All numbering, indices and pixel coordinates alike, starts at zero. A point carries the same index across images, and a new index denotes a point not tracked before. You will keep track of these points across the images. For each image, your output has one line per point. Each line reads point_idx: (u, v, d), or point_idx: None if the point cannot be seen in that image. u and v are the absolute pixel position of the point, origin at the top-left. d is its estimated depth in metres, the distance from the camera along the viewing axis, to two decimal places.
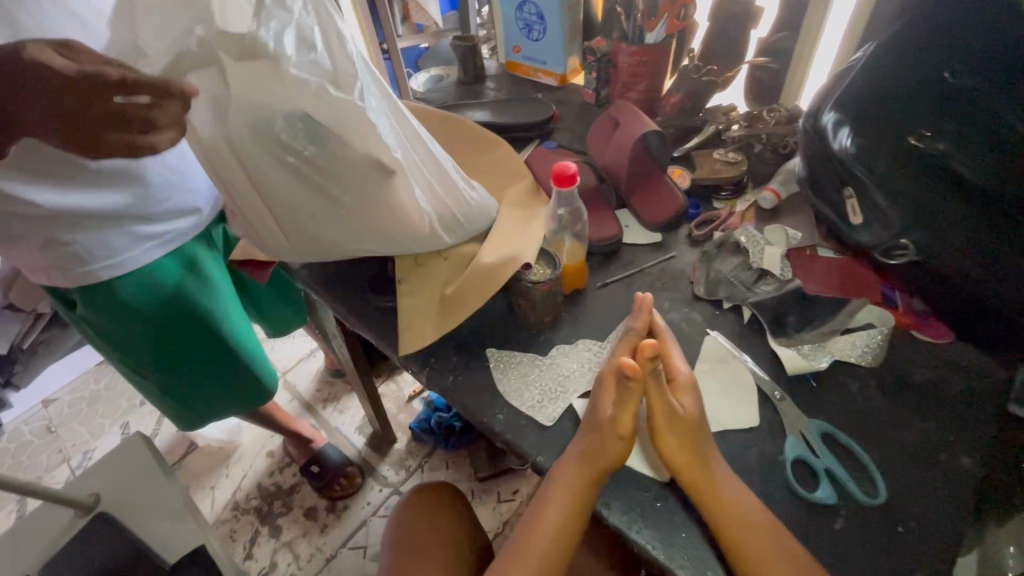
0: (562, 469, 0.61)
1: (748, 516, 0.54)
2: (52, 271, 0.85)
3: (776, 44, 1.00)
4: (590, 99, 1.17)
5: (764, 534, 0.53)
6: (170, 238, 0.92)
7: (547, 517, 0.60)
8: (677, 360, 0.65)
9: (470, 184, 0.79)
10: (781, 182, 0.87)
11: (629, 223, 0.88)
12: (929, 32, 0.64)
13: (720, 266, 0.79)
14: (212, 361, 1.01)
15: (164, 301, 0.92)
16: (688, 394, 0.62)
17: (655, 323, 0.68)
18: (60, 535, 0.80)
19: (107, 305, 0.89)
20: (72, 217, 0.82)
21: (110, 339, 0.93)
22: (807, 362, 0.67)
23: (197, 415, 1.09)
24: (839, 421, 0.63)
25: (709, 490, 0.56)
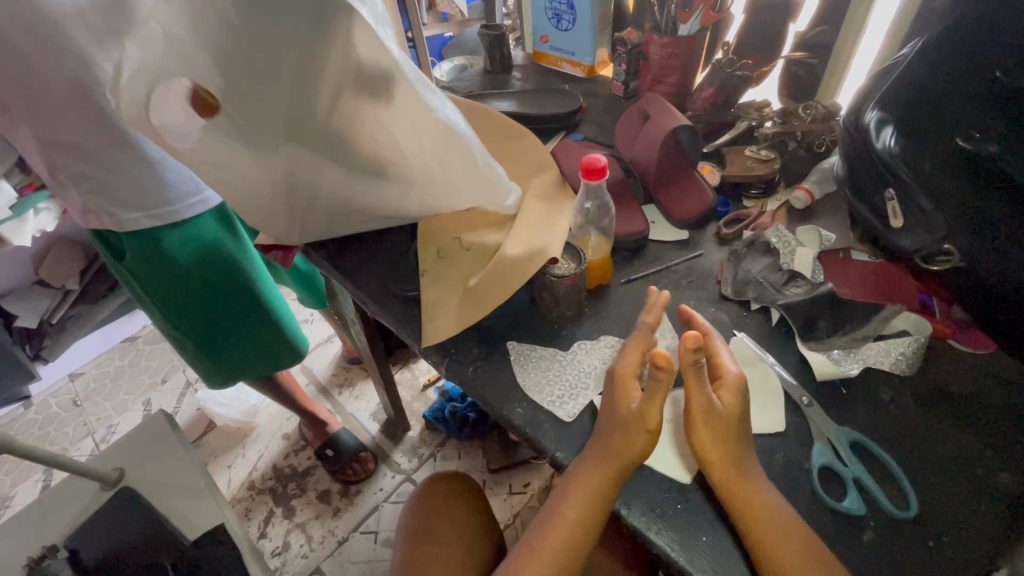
0: (582, 462, 0.60)
1: (774, 523, 0.52)
2: (98, 215, 0.88)
3: (814, 39, 0.96)
4: (619, 91, 1.15)
5: (789, 541, 0.51)
6: (209, 197, 0.95)
7: (565, 510, 0.60)
8: (725, 359, 0.63)
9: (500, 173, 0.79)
10: (815, 182, 0.85)
11: (655, 219, 0.87)
12: (988, 31, 0.60)
13: (749, 266, 0.77)
14: (244, 313, 1.05)
15: (204, 253, 0.96)
16: (730, 390, 0.60)
17: (694, 320, 0.67)
18: (87, 507, 0.81)
19: (153, 255, 0.93)
20: (108, 160, 0.85)
21: (149, 290, 0.96)
22: (837, 367, 0.65)
23: (226, 373, 1.14)
24: (869, 431, 0.61)
25: (733, 492, 0.55)
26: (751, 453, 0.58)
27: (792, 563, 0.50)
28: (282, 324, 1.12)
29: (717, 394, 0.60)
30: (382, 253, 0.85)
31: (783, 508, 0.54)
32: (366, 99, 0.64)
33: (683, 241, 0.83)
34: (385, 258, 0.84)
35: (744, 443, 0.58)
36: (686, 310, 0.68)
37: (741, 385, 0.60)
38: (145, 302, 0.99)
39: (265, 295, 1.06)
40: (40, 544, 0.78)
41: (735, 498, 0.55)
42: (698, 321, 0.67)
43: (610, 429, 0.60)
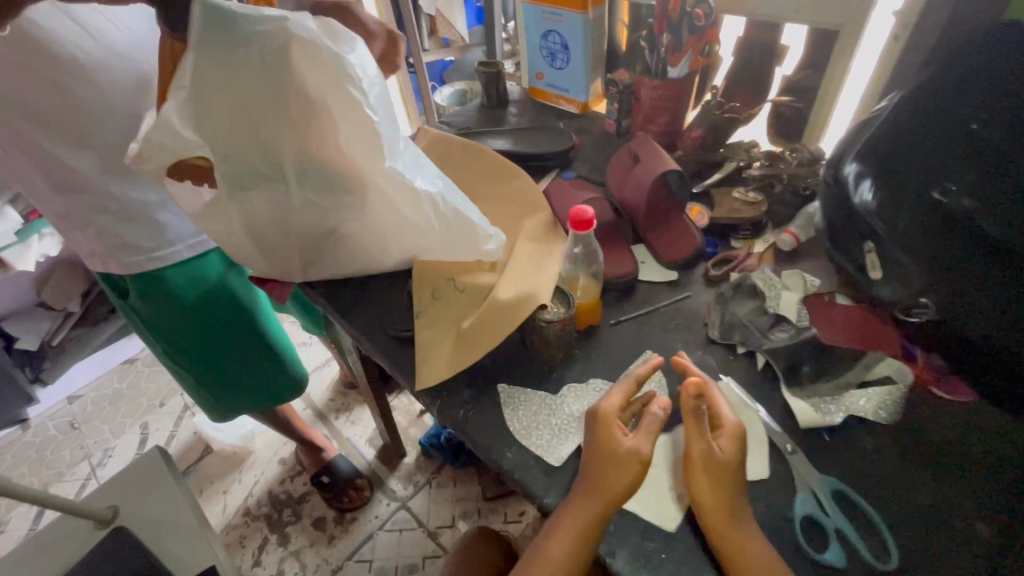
0: (567, 511, 0.59)
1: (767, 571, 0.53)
2: (106, 259, 0.91)
3: (800, 83, 0.99)
4: (612, 129, 1.18)
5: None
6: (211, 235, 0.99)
7: (550, 555, 0.58)
8: (723, 405, 0.63)
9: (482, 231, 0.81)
10: (800, 226, 0.87)
11: (645, 259, 0.89)
12: (952, 87, 0.63)
13: (735, 309, 0.78)
14: (247, 348, 1.07)
15: (207, 294, 0.98)
16: (728, 436, 0.60)
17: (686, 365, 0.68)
18: (81, 546, 0.82)
19: (157, 296, 0.95)
20: (116, 205, 0.89)
21: (154, 329, 0.98)
22: (822, 416, 0.66)
23: (225, 407, 1.15)
24: (852, 479, 0.62)
25: (727, 544, 0.55)
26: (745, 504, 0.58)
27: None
28: (282, 359, 1.13)
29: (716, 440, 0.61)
30: (377, 292, 0.87)
31: (768, 557, 0.55)
32: (324, 125, 0.69)
33: (671, 282, 0.84)
34: (380, 297, 0.86)
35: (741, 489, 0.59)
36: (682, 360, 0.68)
37: (740, 435, 0.60)
38: (149, 340, 1.01)
39: (266, 333, 1.08)
40: None
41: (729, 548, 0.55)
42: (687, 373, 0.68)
43: (595, 476, 0.60)
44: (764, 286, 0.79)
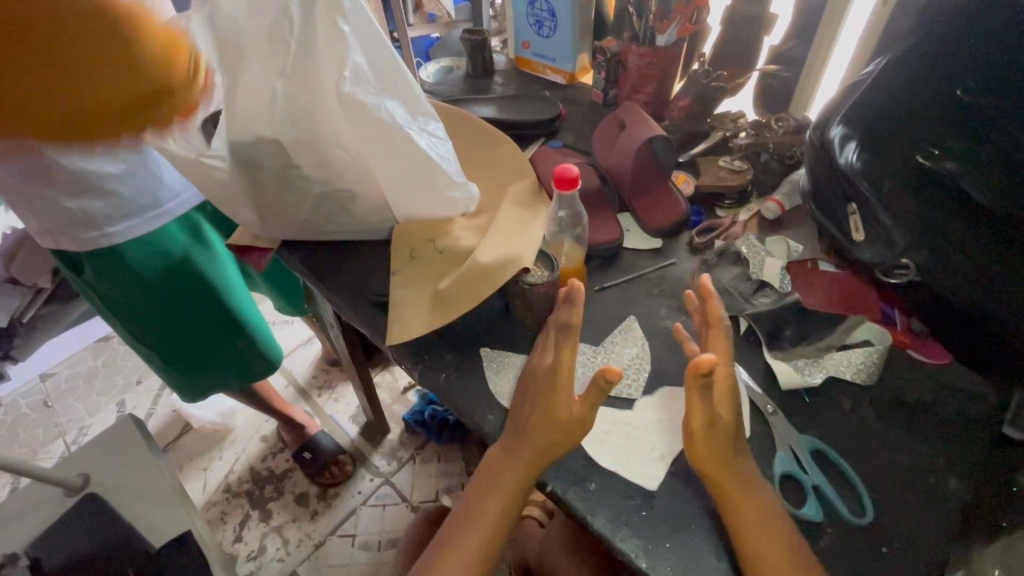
0: (499, 474, 0.61)
1: (763, 525, 0.54)
2: (60, 235, 0.88)
3: (788, 52, 0.98)
4: (598, 99, 1.16)
5: (759, 540, 0.53)
6: (173, 209, 0.95)
7: (483, 510, 0.61)
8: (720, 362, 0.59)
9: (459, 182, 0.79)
10: (785, 193, 0.87)
11: (630, 227, 0.88)
12: (934, 53, 0.63)
13: (719, 276, 0.78)
14: (216, 323, 1.05)
15: (169, 268, 0.96)
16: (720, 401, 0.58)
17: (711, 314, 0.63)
18: (49, 514, 0.77)
19: (116, 276, 0.93)
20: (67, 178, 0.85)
21: (114, 306, 0.96)
22: (802, 376, 0.66)
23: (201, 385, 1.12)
24: (831, 438, 0.63)
25: None
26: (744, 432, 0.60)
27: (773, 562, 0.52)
28: (253, 335, 1.11)
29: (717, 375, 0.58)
30: (357, 258, 0.85)
31: (742, 501, 0.55)
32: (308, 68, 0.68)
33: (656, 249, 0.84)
34: (360, 263, 0.84)
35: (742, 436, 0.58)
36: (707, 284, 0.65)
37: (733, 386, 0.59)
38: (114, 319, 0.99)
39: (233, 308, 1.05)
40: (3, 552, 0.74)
41: (730, 503, 0.55)
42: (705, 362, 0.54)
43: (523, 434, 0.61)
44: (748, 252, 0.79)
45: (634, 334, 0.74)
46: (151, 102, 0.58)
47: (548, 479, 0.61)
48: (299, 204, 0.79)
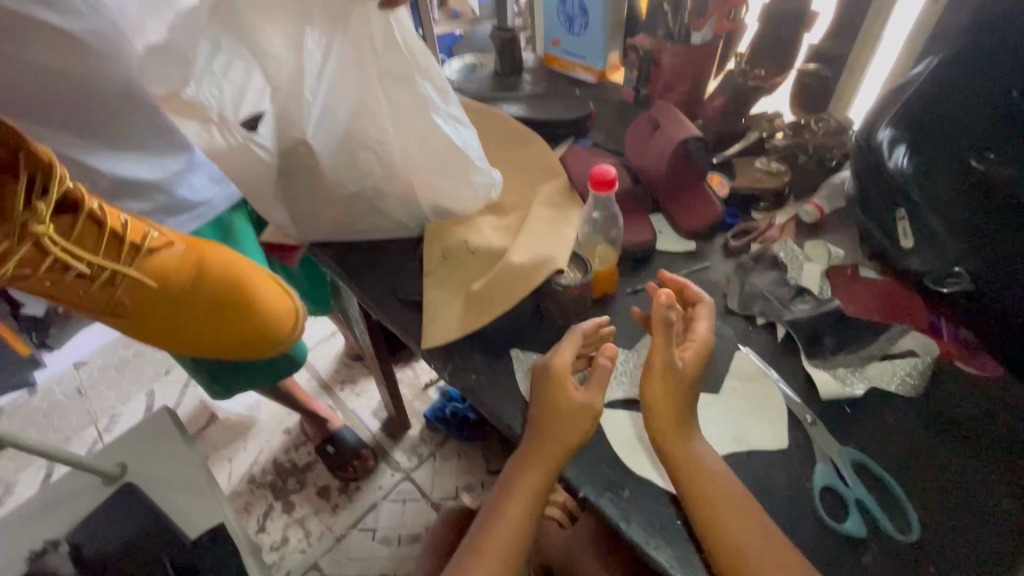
0: (524, 465, 0.61)
1: (727, 507, 0.54)
2: None
3: (829, 50, 0.96)
4: (629, 97, 1.14)
5: (732, 522, 0.54)
6: (204, 214, 0.93)
7: (513, 500, 0.60)
8: (702, 325, 0.65)
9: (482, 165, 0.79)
10: (825, 197, 0.85)
11: (663, 229, 0.86)
12: (981, 55, 0.61)
13: (755, 281, 0.77)
14: None
15: None
16: (692, 352, 0.63)
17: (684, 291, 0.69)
18: (87, 503, 0.78)
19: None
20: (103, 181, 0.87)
21: None
22: (843, 387, 0.65)
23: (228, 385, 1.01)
24: (873, 451, 0.61)
25: (739, 518, 0.54)
26: (696, 420, 0.61)
27: (751, 544, 0.52)
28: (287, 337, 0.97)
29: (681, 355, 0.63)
30: (388, 256, 0.85)
31: (706, 490, 0.55)
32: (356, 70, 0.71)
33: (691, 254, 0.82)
34: (390, 261, 0.84)
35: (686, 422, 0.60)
36: (667, 276, 0.70)
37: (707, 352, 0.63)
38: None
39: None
40: (42, 538, 0.75)
41: (688, 488, 0.56)
42: (661, 297, 0.63)
43: (543, 425, 0.61)
44: (786, 257, 0.77)
45: None
46: (253, 340, 0.82)
47: (578, 484, 0.61)
48: (330, 201, 0.80)
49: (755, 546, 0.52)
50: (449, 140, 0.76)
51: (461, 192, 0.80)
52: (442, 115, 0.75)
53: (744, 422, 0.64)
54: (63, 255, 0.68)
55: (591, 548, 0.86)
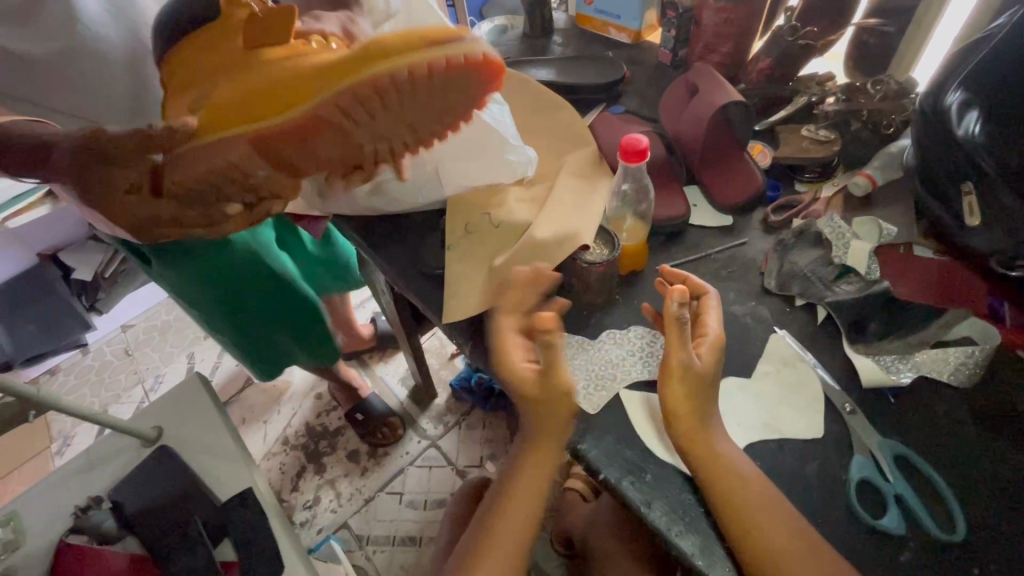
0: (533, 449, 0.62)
1: (754, 512, 0.52)
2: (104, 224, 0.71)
3: (892, 3, 0.86)
4: (666, 59, 1.07)
5: (763, 529, 0.51)
6: None
7: (519, 486, 0.62)
8: (710, 318, 0.62)
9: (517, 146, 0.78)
10: (878, 167, 0.77)
11: (697, 202, 0.81)
12: None
13: (796, 258, 0.72)
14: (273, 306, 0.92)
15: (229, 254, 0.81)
16: (709, 349, 0.59)
17: (693, 282, 0.65)
18: (127, 463, 0.81)
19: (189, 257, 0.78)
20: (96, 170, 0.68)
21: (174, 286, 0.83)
22: (888, 375, 0.60)
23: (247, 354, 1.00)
24: (917, 444, 0.57)
25: (762, 514, 0.51)
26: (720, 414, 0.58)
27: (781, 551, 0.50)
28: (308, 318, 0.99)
29: (696, 354, 0.59)
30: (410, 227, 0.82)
31: (739, 497, 0.53)
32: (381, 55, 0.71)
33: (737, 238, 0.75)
34: (412, 234, 0.82)
35: (706, 422, 0.57)
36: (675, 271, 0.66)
37: (719, 346, 0.60)
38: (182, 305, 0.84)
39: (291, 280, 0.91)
40: (85, 494, 0.78)
41: (717, 489, 0.54)
42: (674, 296, 0.60)
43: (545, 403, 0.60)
44: (829, 233, 0.71)
45: None
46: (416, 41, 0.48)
47: (599, 468, 0.59)
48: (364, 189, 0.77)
49: (786, 553, 0.49)
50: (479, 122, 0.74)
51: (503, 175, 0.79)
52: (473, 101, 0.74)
53: (777, 409, 0.61)
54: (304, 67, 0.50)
55: (612, 528, 0.85)
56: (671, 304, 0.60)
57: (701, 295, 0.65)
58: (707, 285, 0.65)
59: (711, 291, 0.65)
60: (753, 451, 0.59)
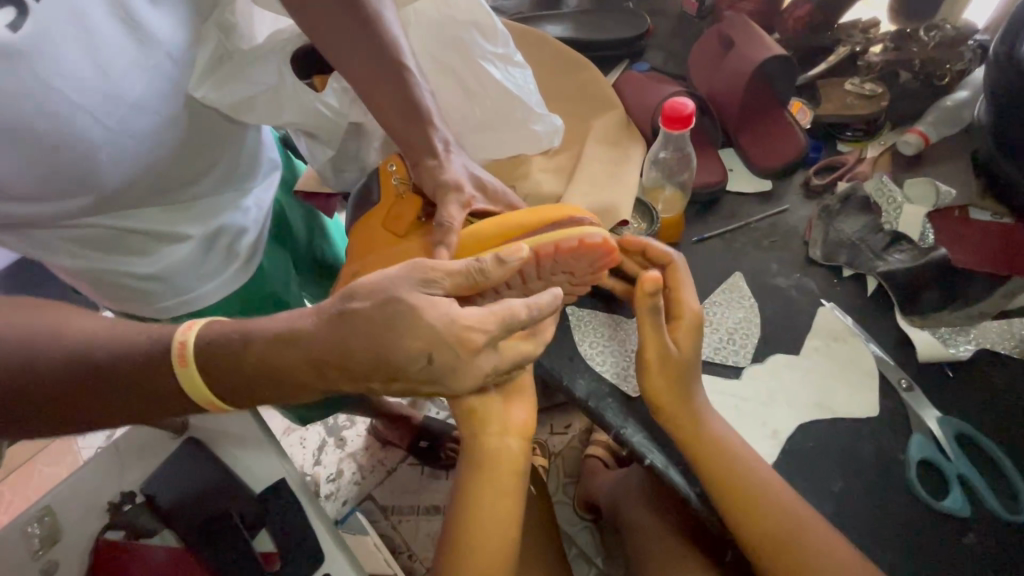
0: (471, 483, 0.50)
1: (779, 522, 0.48)
2: (113, 292, 0.53)
3: None
4: (691, 9, 0.98)
5: (788, 538, 0.47)
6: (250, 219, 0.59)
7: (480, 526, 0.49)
8: (687, 294, 0.55)
9: (544, 115, 0.65)
10: (933, 122, 0.72)
11: (733, 166, 0.76)
12: None
13: (842, 226, 0.68)
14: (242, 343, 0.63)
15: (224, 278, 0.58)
16: (688, 334, 0.53)
17: (650, 249, 0.55)
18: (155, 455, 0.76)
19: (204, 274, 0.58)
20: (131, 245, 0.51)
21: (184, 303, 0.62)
22: (945, 348, 0.58)
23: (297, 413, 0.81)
24: (977, 420, 0.55)
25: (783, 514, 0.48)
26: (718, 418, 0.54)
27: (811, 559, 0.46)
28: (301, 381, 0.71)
29: (673, 338, 0.54)
30: None
31: (786, 497, 0.49)
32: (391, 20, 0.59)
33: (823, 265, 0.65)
34: None
35: (713, 425, 0.53)
36: (635, 241, 0.55)
37: (699, 325, 0.54)
38: None
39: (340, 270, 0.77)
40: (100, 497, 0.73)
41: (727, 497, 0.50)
42: (649, 283, 0.51)
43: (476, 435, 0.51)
44: (878, 196, 0.68)
45: (741, 293, 0.66)
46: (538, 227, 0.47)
47: (645, 453, 0.56)
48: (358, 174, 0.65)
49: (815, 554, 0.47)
50: (500, 86, 0.63)
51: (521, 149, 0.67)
52: (492, 65, 0.62)
53: (829, 387, 0.58)
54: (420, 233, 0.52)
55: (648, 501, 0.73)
56: (645, 294, 0.51)
57: (665, 263, 0.55)
58: (670, 251, 0.55)
59: (676, 257, 0.55)
60: (806, 431, 0.56)
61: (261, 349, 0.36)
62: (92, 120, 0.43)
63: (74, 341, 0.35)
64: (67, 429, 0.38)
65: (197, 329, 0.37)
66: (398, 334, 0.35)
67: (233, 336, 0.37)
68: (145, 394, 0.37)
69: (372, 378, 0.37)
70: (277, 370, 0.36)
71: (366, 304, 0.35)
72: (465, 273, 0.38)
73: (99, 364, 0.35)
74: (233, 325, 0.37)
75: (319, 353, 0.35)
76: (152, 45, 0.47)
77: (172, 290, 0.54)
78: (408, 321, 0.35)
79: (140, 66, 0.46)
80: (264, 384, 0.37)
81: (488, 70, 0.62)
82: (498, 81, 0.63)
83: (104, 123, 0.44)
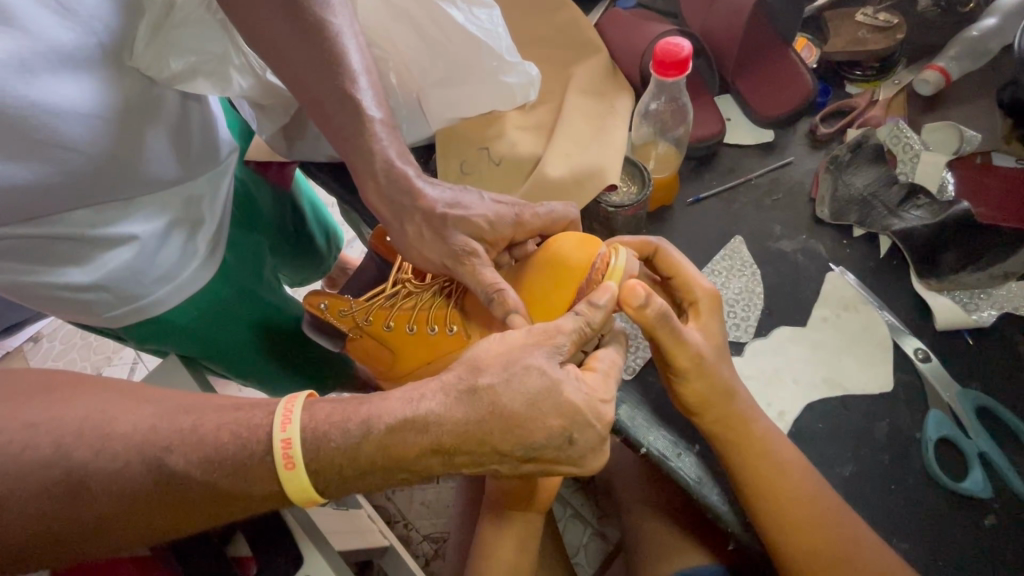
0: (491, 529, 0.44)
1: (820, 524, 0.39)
2: (49, 304, 0.40)
3: None
4: None
5: (829, 547, 0.38)
6: (212, 212, 0.44)
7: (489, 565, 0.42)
8: (691, 272, 0.42)
9: (513, 64, 0.55)
10: (954, 57, 0.64)
11: (731, 116, 0.68)
12: None
13: (851, 179, 0.60)
14: (261, 374, 0.52)
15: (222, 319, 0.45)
16: (710, 322, 0.42)
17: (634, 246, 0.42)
18: None
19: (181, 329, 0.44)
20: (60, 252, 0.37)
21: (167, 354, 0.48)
22: (966, 315, 0.53)
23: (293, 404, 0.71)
24: (994, 389, 0.52)
25: (842, 550, 0.39)
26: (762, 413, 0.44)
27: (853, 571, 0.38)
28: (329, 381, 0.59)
29: (696, 330, 0.41)
30: None
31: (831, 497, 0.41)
32: None
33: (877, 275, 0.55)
34: None
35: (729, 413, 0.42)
36: (631, 245, 0.42)
37: (718, 304, 0.43)
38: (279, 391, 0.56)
39: (320, 240, 0.63)
40: None
41: (776, 531, 0.39)
42: (635, 293, 0.35)
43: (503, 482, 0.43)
44: (892, 144, 0.60)
45: (741, 259, 0.60)
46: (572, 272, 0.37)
47: (642, 438, 0.42)
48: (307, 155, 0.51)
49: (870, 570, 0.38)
50: (465, 32, 0.52)
51: (490, 106, 0.57)
52: (454, 9, 0.52)
53: (836, 359, 0.54)
54: (444, 334, 0.41)
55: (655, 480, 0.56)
56: (633, 308, 0.36)
57: (650, 253, 0.42)
58: (649, 238, 0.42)
59: (656, 242, 0.42)
60: (813, 410, 0.52)
61: (380, 440, 0.27)
62: (16, 129, 0.32)
63: (118, 445, 0.26)
64: (94, 547, 0.27)
65: (301, 421, 0.27)
66: (539, 412, 0.28)
67: (350, 426, 0.27)
68: (214, 510, 0.27)
69: (496, 459, 0.29)
70: (398, 464, 0.27)
71: (500, 381, 0.28)
72: (578, 333, 0.32)
73: (181, 473, 0.26)
74: (341, 412, 0.27)
75: (447, 441, 0.28)
76: (75, 16, 0.35)
77: (120, 298, 0.40)
78: (551, 397, 0.29)
79: (61, 43, 0.34)
80: (371, 477, 0.28)
81: (448, 13, 0.51)
82: (463, 28, 0.52)
83: (30, 128, 0.33)
